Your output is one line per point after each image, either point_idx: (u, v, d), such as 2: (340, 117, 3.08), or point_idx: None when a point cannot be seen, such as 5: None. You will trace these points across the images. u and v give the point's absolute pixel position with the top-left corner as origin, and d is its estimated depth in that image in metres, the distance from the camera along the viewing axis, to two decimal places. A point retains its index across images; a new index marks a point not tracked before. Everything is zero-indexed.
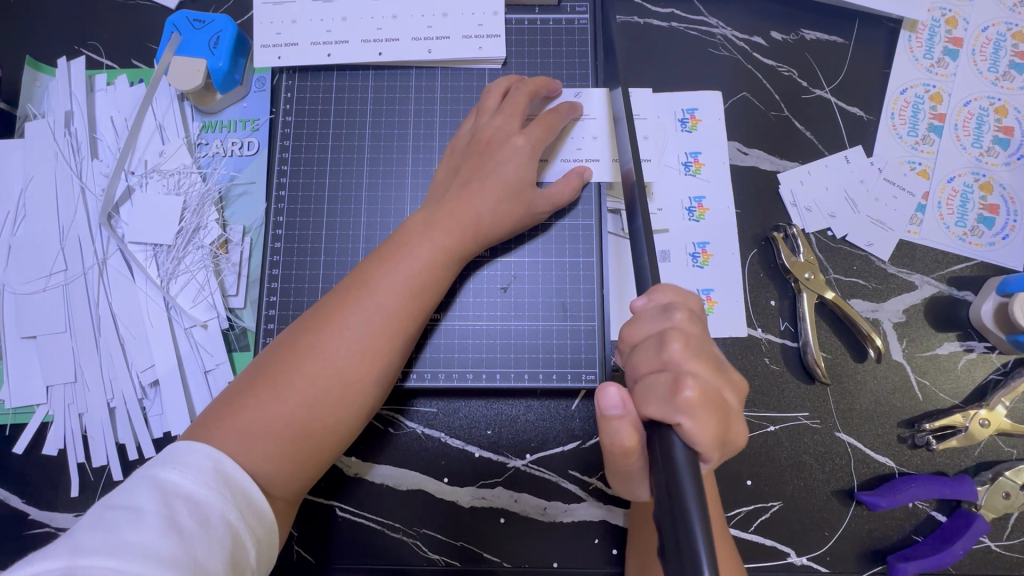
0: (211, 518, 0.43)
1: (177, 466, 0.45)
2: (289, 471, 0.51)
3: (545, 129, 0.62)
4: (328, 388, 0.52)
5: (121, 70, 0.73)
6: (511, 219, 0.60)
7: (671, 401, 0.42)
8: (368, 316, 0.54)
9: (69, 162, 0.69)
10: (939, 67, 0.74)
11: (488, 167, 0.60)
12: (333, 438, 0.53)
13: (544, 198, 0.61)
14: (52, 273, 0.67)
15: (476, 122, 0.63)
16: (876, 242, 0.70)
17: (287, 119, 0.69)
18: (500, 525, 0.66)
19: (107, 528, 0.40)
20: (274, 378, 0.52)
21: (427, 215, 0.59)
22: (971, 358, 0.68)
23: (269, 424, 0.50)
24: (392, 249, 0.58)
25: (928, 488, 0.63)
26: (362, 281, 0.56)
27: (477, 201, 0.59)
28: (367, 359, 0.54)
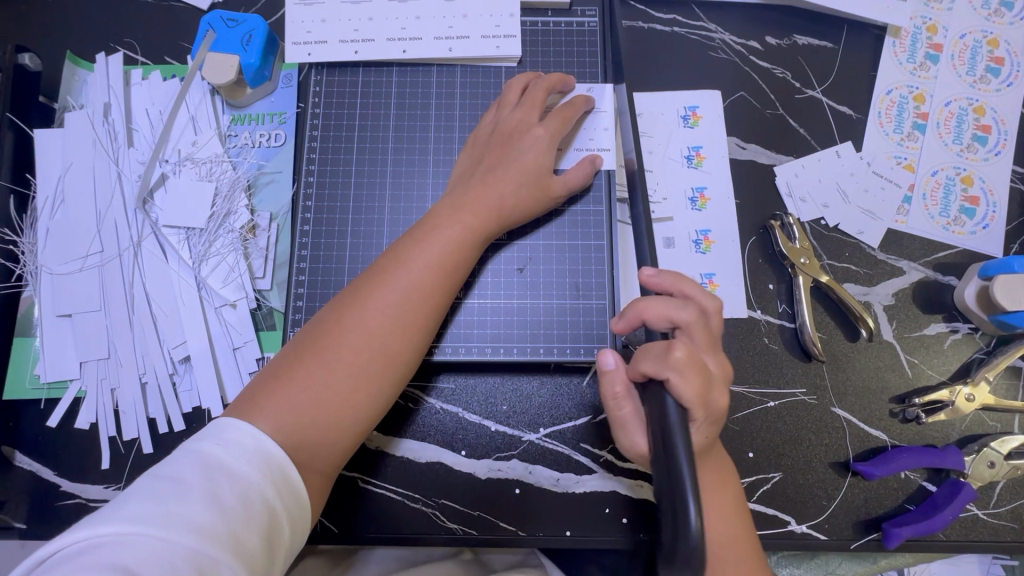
0: (251, 496, 0.46)
1: (222, 443, 0.48)
2: (332, 440, 0.54)
3: (561, 121, 0.66)
4: (368, 360, 0.56)
5: (156, 66, 0.77)
6: (532, 201, 0.64)
7: (661, 358, 0.52)
8: (402, 293, 0.58)
9: (107, 149, 0.73)
10: (921, 70, 0.80)
11: (510, 156, 0.64)
12: (373, 409, 0.57)
13: (561, 184, 0.66)
14: (88, 254, 0.71)
15: (497, 115, 0.68)
16: (866, 230, 0.75)
17: (316, 111, 0.73)
18: (515, 496, 0.69)
19: (155, 498, 0.44)
20: (317, 353, 0.55)
21: (455, 199, 0.63)
22: (956, 338, 0.73)
23: (314, 395, 0.53)
24: (424, 230, 0.61)
25: (918, 458, 0.67)
26: (397, 260, 0.59)
27: (503, 186, 0.63)
28: (403, 333, 0.57)
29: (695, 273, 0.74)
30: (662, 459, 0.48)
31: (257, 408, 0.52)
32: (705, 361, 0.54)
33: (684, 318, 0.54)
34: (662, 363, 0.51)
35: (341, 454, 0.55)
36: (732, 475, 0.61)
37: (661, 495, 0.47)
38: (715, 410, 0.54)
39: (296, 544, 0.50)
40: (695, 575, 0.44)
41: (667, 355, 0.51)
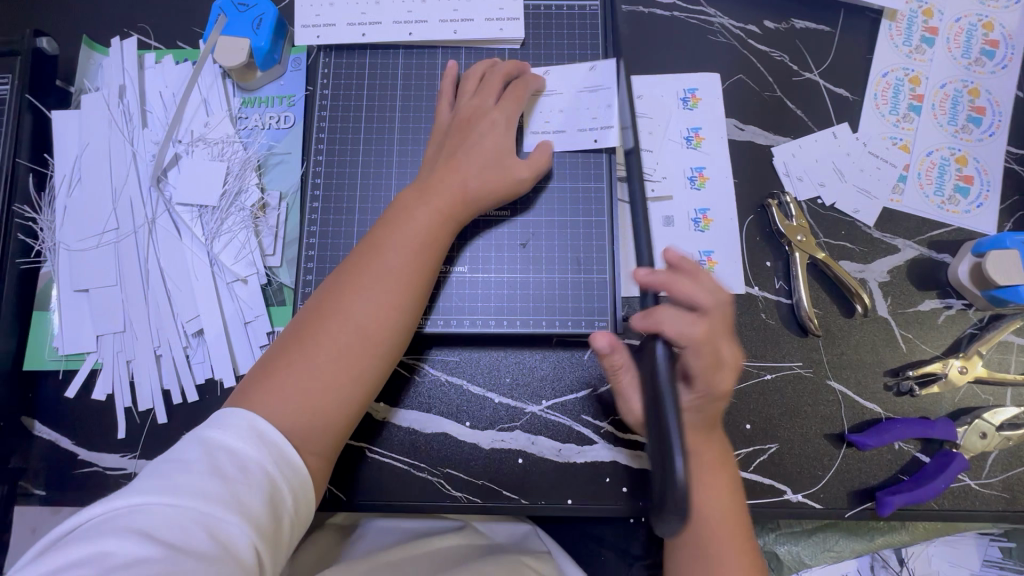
0: (251, 468, 0.49)
1: (218, 426, 0.51)
2: (323, 421, 0.56)
3: (515, 101, 0.69)
4: (350, 344, 0.58)
5: (169, 50, 0.79)
6: (498, 186, 0.66)
7: (685, 326, 0.54)
8: (377, 277, 0.60)
9: (122, 130, 0.75)
10: (917, 53, 0.82)
11: (470, 142, 0.67)
12: (362, 390, 0.59)
13: (523, 165, 0.67)
14: (104, 231, 0.73)
15: (457, 103, 0.70)
16: (862, 208, 0.77)
17: (324, 93, 0.75)
18: (518, 465, 0.71)
19: (163, 474, 0.46)
20: (302, 342, 0.58)
21: (423, 186, 0.65)
22: (950, 314, 0.74)
23: (301, 381, 0.56)
24: (396, 216, 0.64)
25: (911, 428, 0.69)
26: (372, 248, 0.62)
27: (465, 168, 0.65)
28: (382, 315, 0.60)
29: (694, 251, 0.76)
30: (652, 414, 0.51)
31: (249, 399, 0.55)
32: (722, 351, 0.57)
33: (706, 304, 0.55)
34: (682, 334, 0.53)
35: (335, 436, 0.57)
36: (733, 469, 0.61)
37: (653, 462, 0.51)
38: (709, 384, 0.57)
39: (303, 518, 0.52)
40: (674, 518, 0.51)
41: (692, 325, 0.54)
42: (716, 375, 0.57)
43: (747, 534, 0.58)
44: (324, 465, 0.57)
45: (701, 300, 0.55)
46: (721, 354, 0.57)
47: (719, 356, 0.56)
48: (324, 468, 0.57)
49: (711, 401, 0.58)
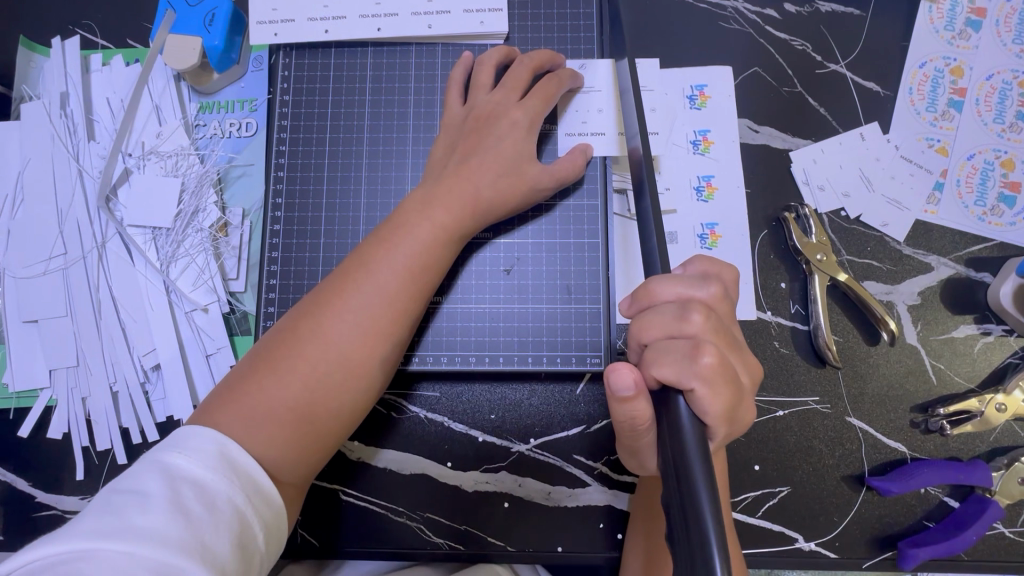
0: (219, 504, 0.43)
1: (183, 451, 0.45)
2: (296, 454, 0.50)
3: (542, 101, 0.60)
4: (331, 371, 0.52)
5: (117, 50, 0.71)
6: (513, 196, 0.58)
7: (683, 364, 0.43)
8: (368, 299, 0.53)
9: (66, 144, 0.69)
10: (960, 39, 0.71)
11: (486, 143, 0.58)
12: (340, 420, 0.53)
13: (547, 174, 0.59)
14: (51, 256, 0.67)
15: (471, 99, 0.62)
16: (891, 222, 0.68)
17: (284, 98, 0.67)
18: (504, 509, 0.65)
19: (114, 512, 0.40)
20: (277, 362, 0.51)
21: (426, 194, 0.57)
22: (987, 342, 0.66)
23: (274, 408, 0.50)
24: (391, 228, 0.56)
25: (942, 473, 0.61)
26: (363, 264, 0.54)
27: (477, 177, 0.57)
28: (370, 340, 0.53)
29: None
30: (676, 493, 0.39)
31: (214, 421, 0.49)
32: (734, 367, 0.45)
33: (697, 324, 0.44)
34: (687, 372, 0.42)
35: (309, 468, 0.52)
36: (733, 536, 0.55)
37: (679, 563, 0.38)
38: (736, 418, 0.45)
39: (270, 556, 0.47)
40: None
41: (693, 360, 0.43)
42: (737, 402, 0.44)
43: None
44: (295, 497, 0.53)
45: (686, 321, 0.44)
46: (735, 374, 0.45)
47: (737, 379, 0.45)
48: (294, 498, 0.52)
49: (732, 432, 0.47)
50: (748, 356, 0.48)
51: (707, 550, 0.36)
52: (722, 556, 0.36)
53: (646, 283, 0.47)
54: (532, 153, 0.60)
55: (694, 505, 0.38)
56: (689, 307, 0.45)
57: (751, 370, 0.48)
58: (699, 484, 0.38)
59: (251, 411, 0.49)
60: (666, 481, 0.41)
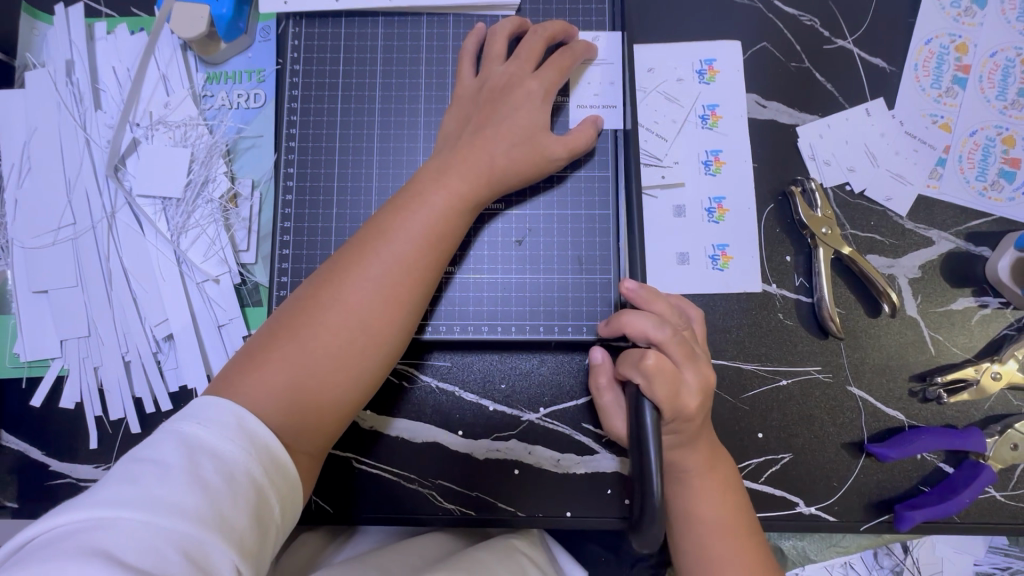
0: (236, 476, 0.43)
1: (201, 422, 0.45)
2: (316, 420, 0.51)
3: (557, 73, 0.61)
4: (350, 338, 0.52)
5: (121, 18, 0.70)
6: (528, 165, 0.58)
7: (636, 364, 0.54)
8: (385, 267, 0.54)
9: (73, 113, 0.68)
10: (966, 16, 0.72)
11: (502, 113, 0.59)
12: (359, 388, 0.54)
13: (559, 143, 0.59)
14: (60, 227, 0.67)
15: (485, 70, 0.62)
16: (895, 197, 0.69)
17: (294, 69, 0.66)
18: (514, 476, 0.66)
19: (133, 481, 0.40)
20: (296, 331, 0.52)
21: (441, 163, 0.58)
22: (985, 314, 0.68)
23: (295, 375, 0.50)
24: (407, 198, 0.56)
25: (939, 440, 0.64)
26: (379, 233, 0.55)
27: (493, 145, 0.57)
28: (387, 309, 0.54)
29: (706, 244, 0.69)
30: (635, 453, 0.52)
31: (234, 389, 0.49)
32: (689, 373, 0.55)
33: (660, 336, 0.55)
34: (634, 369, 0.54)
35: (330, 434, 0.53)
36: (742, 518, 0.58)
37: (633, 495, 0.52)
38: (682, 411, 0.54)
39: (286, 526, 0.48)
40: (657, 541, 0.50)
41: (641, 360, 0.53)
42: (685, 399, 0.54)
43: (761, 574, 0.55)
44: (309, 469, 0.53)
45: (655, 331, 0.55)
46: (689, 377, 0.54)
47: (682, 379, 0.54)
48: (311, 468, 0.53)
49: (690, 426, 0.55)
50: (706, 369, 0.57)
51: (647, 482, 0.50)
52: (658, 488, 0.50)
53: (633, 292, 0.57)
54: (546, 123, 0.60)
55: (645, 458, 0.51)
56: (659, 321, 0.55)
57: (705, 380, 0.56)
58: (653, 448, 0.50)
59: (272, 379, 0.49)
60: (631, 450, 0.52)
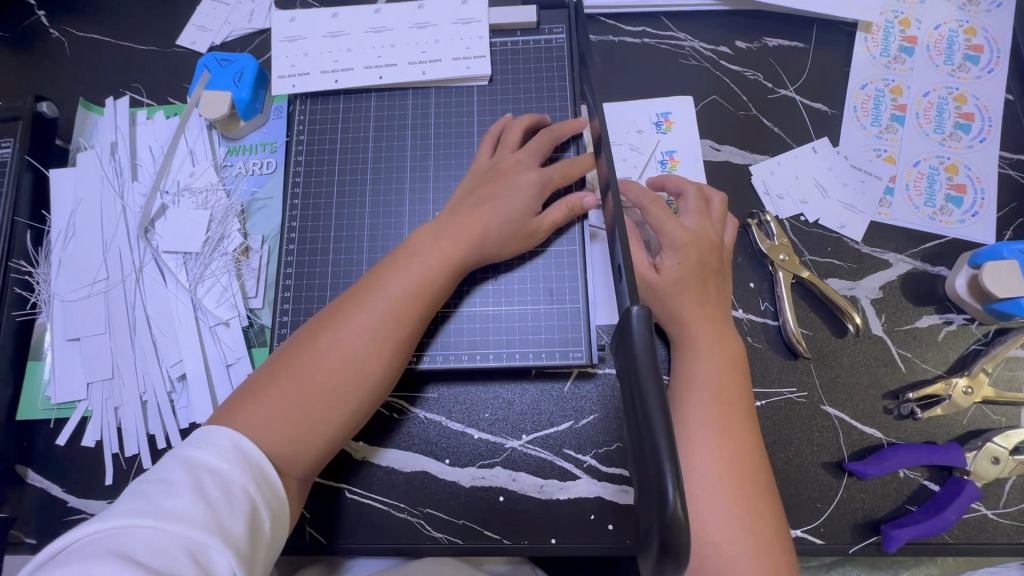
0: (237, 490, 0.48)
1: (204, 447, 0.50)
2: (304, 451, 0.56)
3: (562, 175, 0.68)
4: (342, 379, 0.57)
5: (159, 107, 0.83)
6: (515, 237, 0.66)
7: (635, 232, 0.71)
8: (379, 315, 0.59)
9: (114, 184, 0.79)
10: (896, 63, 0.80)
11: (504, 194, 0.66)
12: (344, 423, 0.58)
13: (544, 222, 0.67)
14: (95, 281, 0.76)
15: (499, 153, 0.70)
16: (848, 224, 0.74)
17: (300, 139, 0.77)
18: (500, 503, 0.68)
19: (144, 496, 0.45)
20: (292, 366, 0.57)
21: (441, 225, 0.64)
22: (951, 330, 0.71)
23: (287, 407, 0.55)
24: (405, 254, 0.62)
25: (914, 455, 0.65)
26: (379, 285, 0.61)
27: (491, 218, 0.64)
28: (376, 352, 0.58)
29: None
30: (633, 414, 0.38)
31: (234, 418, 0.54)
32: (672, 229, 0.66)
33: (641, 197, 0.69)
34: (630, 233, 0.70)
35: (314, 464, 0.58)
36: (766, 482, 0.59)
37: (642, 496, 0.37)
38: (676, 248, 0.66)
39: (277, 543, 0.51)
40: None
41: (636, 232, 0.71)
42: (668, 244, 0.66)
43: (780, 542, 0.56)
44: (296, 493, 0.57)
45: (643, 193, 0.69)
46: (673, 230, 0.66)
47: (675, 234, 0.66)
48: (299, 492, 0.57)
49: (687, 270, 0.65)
50: (687, 230, 0.66)
51: (661, 472, 0.34)
52: (676, 483, 0.34)
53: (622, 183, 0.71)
54: (536, 205, 0.66)
55: (652, 438, 0.36)
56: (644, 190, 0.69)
57: (697, 229, 0.67)
58: (656, 418, 0.36)
59: (268, 413, 0.54)
60: (625, 401, 0.40)
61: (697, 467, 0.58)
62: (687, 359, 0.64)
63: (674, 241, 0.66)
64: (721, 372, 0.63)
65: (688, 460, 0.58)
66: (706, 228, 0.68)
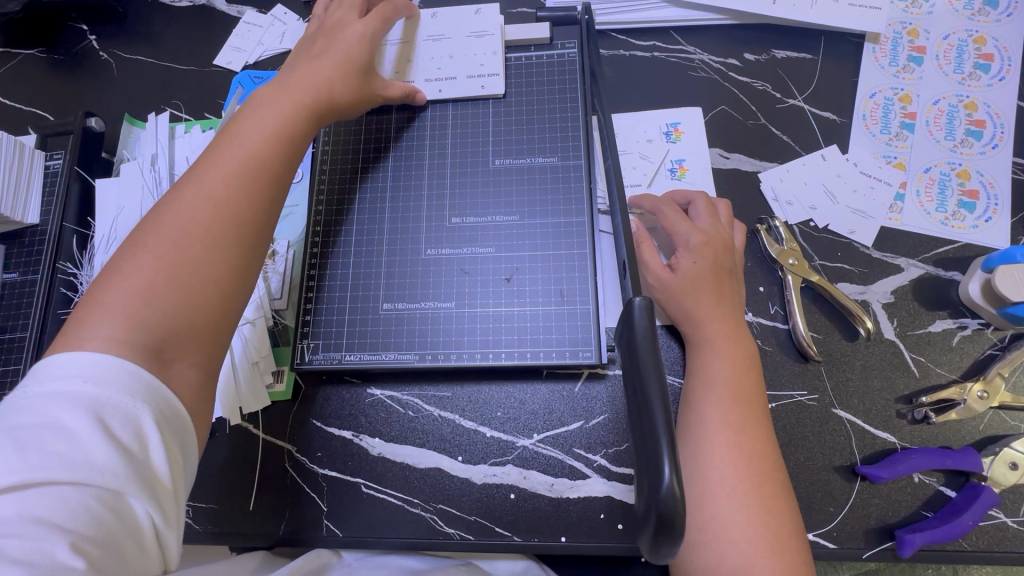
0: (147, 434, 0.44)
1: (92, 383, 0.43)
2: (181, 296, 0.51)
3: (380, 20, 0.75)
4: (201, 215, 0.54)
5: (196, 122, 0.89)
6: (361, 84, 0.71)
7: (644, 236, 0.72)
8: (235, 159, 0.57)
9: (151, 191, 0.84)
10: (905, 72, 0.82)
11: (332, 47, 0.70)
12: (231, 277, 0.54)
13: (390, 86, 0.75)
14: None
15: (320, 20, 0.77)
16: (858, 229, 0.75)
17: (325, 150, 0.81)
18: (511, 501, 0.69)
19: (36, 448, 0.40)
20: (143, 243, 0.52)
21: (275, 86, 0.66)
22: (965, 335, 0.70)
23: (152, 275, 0.50)
24: (249, 115, 0.62)
25: (929, 459, 0.64)
26: (229, 138, 0.59)
27: (326, 67, 0.68)
28: (235, 172, 0.57)
29: None
30: (633, 393, 0.43)
31: (96, 296, 0.49)
32: (683, 232, 0.69)
33: (655, 206, 0.72)
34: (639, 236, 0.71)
35: (206, 333, 0.52)
36: (782, 482, 0.59)
37: (641, 471, 0.40)
38: (692, 249, 0.67)
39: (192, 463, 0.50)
40: (674, 549, 0.39)
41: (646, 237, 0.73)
42: (682, 246, 0.68)
43: (797, 544, 0.56)
44: (202, 384, 0.51)
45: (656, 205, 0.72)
46: (683, 233, 0.69)
47: (689, 236, 0.68)
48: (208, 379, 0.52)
49: (701, 270, 0.67)
50: (701, 231, 0.68)
51: (660, 451, 0.38)
52: (672, 458, 0.38)
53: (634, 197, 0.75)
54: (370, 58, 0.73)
55: (653, 423, 0.40)
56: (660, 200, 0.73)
57: (711, 232, 0.69)
58: (655, 400, 0.41)
59: (132, 268, 0.50)
60: (628, 388, 0.44)
61: (716, 466, 0.58)
62: (701, 357, 0.65)
63: (689, 241, 0.68)
64: (736, 370, 0.64)
65: (707, 460, 0.59)
66: (719, 229, 0.70)
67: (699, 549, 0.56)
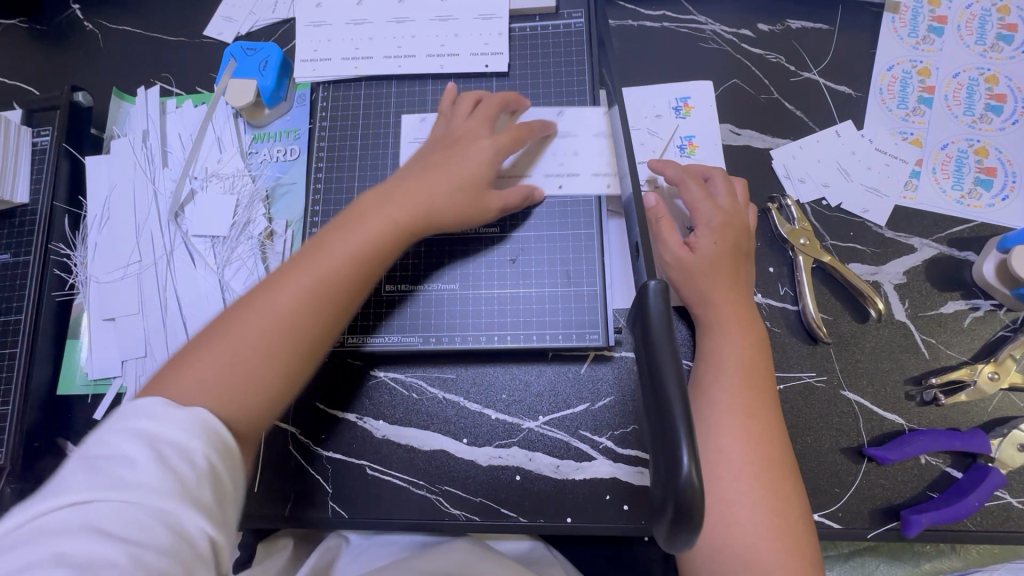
0: (201, 455, 0.44)
1: (153, 414, 0.45)
2: (233, 414, 0.48)
3: (511, 139, 0.67)
4: (272, 330, 0.51)
5: (187, 96, 0.86)
6: (465, 209, 0.63)
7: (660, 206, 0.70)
8: (317, 280, 0.53)
9: (145, 170, 0.82)
10: (924, 43, 0.79)
11: (451, 167, 0.63)
12: (280, 397, 0.51)
13: (497, 197, 0.66)
14: (130, 263, 0.79)
15: (452, 121, 0.69)
16: (871, 208, 0.73)
17: (323, 126, 0.78)
18: (516, 482, 0.69)
19: (100, 471, 0.41)
20: (232, 329, 0.51)
21: (383, 193, 0.61)
22: (977, 316, 0.69)
23: (210, 387, 0.48)
24: (348, 219, 0.58)
25: (937, 441, 0.63)
26: (321, 246, 0.56)
27: (436, 188, 0.62)
28: (319, 290, 0.53)
29: None
30: (648, 380, 0.42)
31: (163, 384, 0.49)
32: (701, 210, 0.67)
33: (677, 177, 0.69)
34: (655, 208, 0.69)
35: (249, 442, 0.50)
36: (790, 465, 0.59)
37: (656, 458, 0.40)
38: (709, 229, 0.65)
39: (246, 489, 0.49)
40: (687, 538, 0.38)
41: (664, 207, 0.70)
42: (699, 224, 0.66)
43: (803, 526, 0.56)
44: None
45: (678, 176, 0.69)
46: (703, 212, 0.66)
47: (711, 216, 0.66)
48: None
49: (719, 251, 0.65)
50: (720, 211, 0.66)
51: (676, 441, 0.38)
52: (689, 447, 0.37)
53: (655, 163, 0.72)
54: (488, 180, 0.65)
55: (669, 411, 0.39)
56: (683, 172, 0.70)
57: (728, 211, 0.67)
58: (671, 387, 0.39)
59: (196, 375, 0.48)
60: (642, 375, 0.43)
61: (724, 450, 0.58)
62: (712, 340, 0.64)
63: (710, 221, 0.66)
64: (746, 353, 0.63)
65: (715, 444, 0.58)
66: (735, 209, 0.68)
67: (706, 531, 0.56)
